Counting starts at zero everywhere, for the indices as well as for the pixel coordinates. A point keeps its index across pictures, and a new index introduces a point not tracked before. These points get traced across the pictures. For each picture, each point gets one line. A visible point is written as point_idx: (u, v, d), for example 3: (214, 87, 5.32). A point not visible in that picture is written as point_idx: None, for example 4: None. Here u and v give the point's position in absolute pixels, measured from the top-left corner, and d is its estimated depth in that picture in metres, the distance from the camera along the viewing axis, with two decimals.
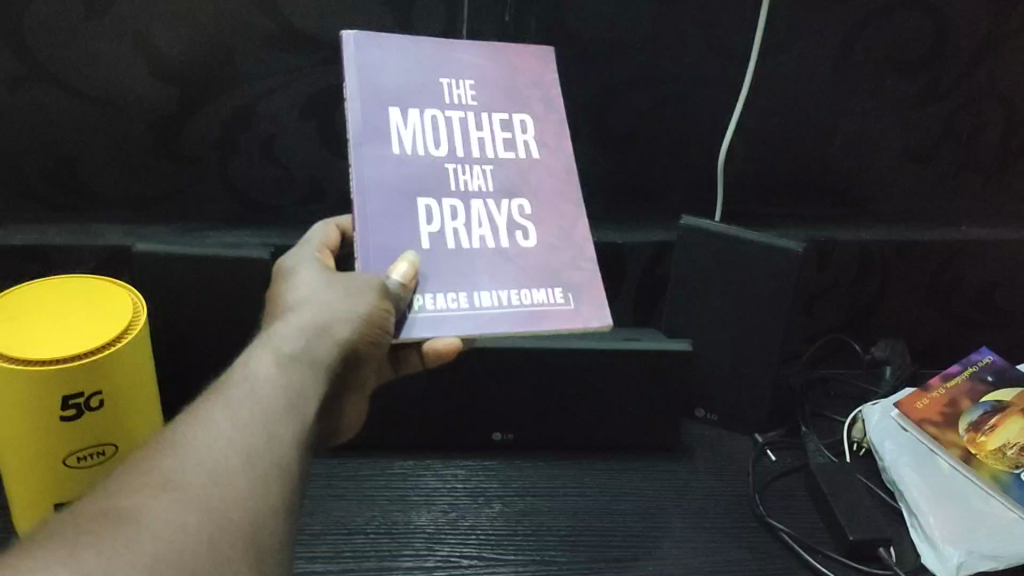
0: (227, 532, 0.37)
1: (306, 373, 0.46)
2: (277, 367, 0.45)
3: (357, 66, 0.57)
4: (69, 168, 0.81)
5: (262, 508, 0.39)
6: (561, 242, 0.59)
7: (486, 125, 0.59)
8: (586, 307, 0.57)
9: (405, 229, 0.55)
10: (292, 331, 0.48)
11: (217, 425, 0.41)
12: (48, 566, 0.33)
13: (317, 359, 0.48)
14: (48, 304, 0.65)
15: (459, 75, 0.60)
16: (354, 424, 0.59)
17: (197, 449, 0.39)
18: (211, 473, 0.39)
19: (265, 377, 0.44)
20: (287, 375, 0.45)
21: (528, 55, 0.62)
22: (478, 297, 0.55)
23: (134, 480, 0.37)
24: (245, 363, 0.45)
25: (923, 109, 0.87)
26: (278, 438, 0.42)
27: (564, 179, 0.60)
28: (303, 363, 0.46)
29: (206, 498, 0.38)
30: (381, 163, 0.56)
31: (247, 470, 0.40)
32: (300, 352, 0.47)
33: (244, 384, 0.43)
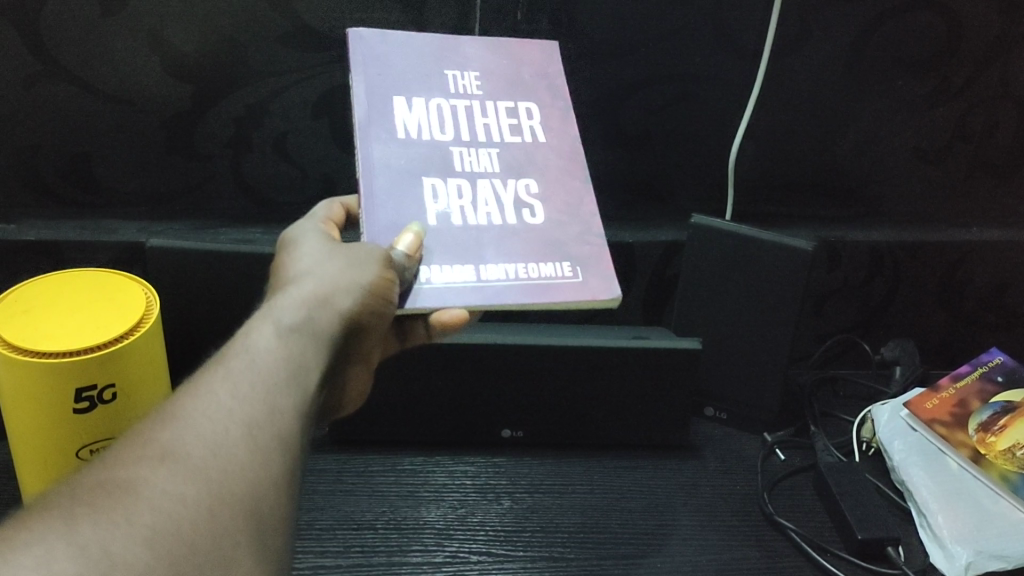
0: (227, 501, 0.37)
1: (307, 344, 0.47)
2: (278, 338, 0.46)
3: (361, 60, 0.58)
4: (85, 164, 0.81)
5: (263, 479, 0.39)
6: (568, 218, 0.59)
7: (492, 112, 0.59)
8: (594, 279, 0.57)
9: (411, 208, 0.56)
10: (293, 302, 0.48)
11: (217, 397, 0.41)
12: (46, 537, 0.33)
13: (318, 330, 0.48)
14: (62, 296, 0.66)
15: (465, 67, 0.60)
16: (353, 399, 0.61)
17: (197, 421, 0.40)
18: (211, 445, 0.39)
19: (266, 348, 0.45)
20: (288, 346, 0.46)
21: (532, 47, 0.63)
22: (485, 271, 0.55)
23: (133, 453, 0.38)
24: (246, 334, 0.46)
25: (933, 109, 0.87)
26: (279, 410, 0.42)
27: (570, 159, 0.61)
28: (303, 335, 0.47)
29: (207, 469, 0.38)
30: (386, 148, 0.57)
31: (248, 441, 0.40)
32: (301, 324, 0.47)
33: (245, 356, 0.44)
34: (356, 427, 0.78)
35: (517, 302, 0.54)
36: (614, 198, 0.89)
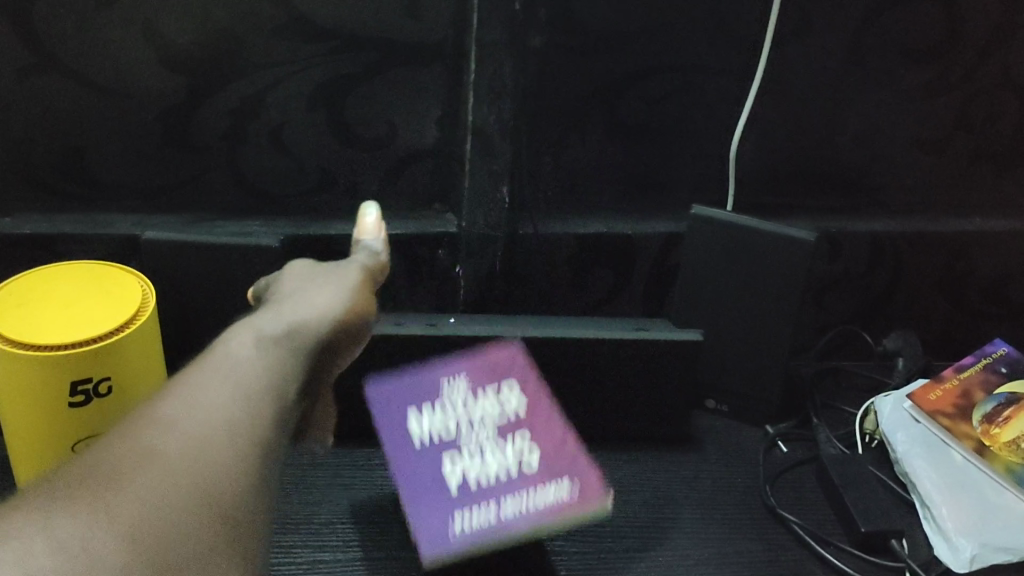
0: (212, 496, 0.37)
1: (284, 359, 0.47)
2: (257, 348, 0.46)
3: (376, 403, 0.70)
4: (80, 157, 0.81)
5: (245, 477, 0.39)
6: (559, 462, 0.67)
7: (482, 403, 0.70)
8: (588, 490, 0.66)
9: (438, 501, 0.65)
10: (270, 321, 0.49)
11: (199, 398, 0.41)
12: (25, 531, 0.33)
13: (297, 344, 0.49)
14: (57, 289, 0.65)
15: (451, 374, 0.71)
16: (316, 430, 0.63)
17: (178, 421, 0.40)
18: (194, 443, 0.39)
19: (247, 355, 0.45)
20: (267, 356, 0.46)
21: (500, 345, 0.73)
22: (513, 528, 0.63)
23: (113, 450, 0.38)
24: (226, 342, 0.46)
25: (935, 99, 0.86)
26: (260, 412, 0.42)
27: (552, 417, 0.70)
28: (282, 348, 0.48)
29: (189, 467, 0.38)
30: (433, 509, 0.64)
31: (235, 439, 0.40)
32: (279, 337, 0.48)
33: (226, 362, 0.44)
34: (355, 421, 0.78)
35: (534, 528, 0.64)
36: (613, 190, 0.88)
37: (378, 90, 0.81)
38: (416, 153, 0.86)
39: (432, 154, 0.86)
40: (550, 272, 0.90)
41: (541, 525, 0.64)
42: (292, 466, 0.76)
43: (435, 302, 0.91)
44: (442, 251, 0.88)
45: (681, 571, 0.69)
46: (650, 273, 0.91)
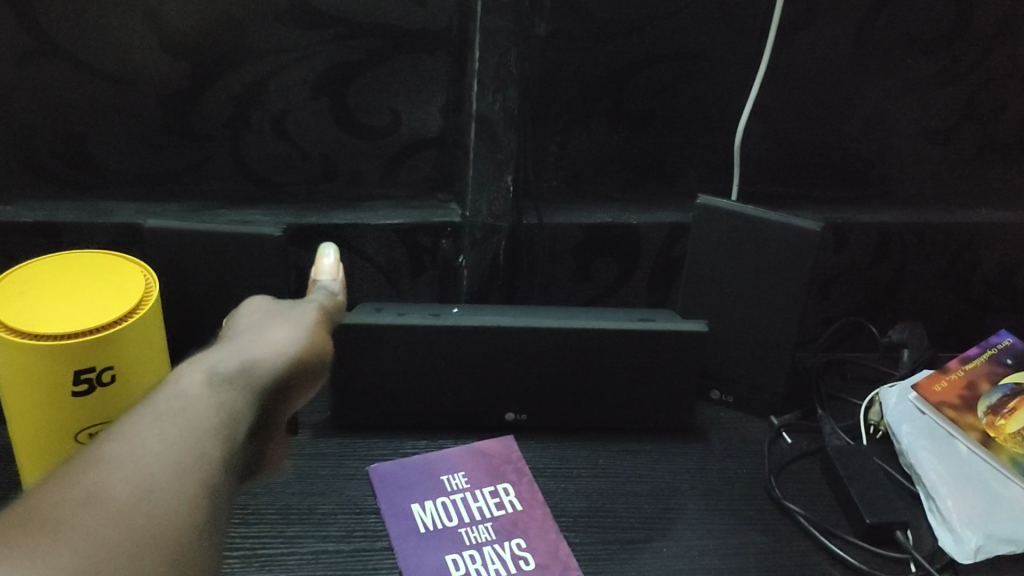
0: (151, 541, 0.34)
1: (239, 396, 0.45)
2: (209, 387, 0.44)
3: (377, 474, 0.74)
4: (81, 144, 0.80)
5: (195, 521, 0.36)
6: (538, 530, 0.69)
7: (478, 497, 0.71)
8: (556, 549, 0.68)
9: (413, 536, 0.68)
10: (227, 358, 0.47)
11: (143, 442, 0.38)
12: None
13: (252, 382, 0.47)
14: (58, 278, 0.64)
15: (451, 450, 0.76)
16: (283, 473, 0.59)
17: (119, 464, 0.37)
18: (138, 489, 0.36)
19: (198, 393, 0.43)
20: (219, 395, 0.44)
21: (496, 443, 0.77)
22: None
23: (48, 495, 0.34)
24: (176, 380, 0.44)
25: (943, 88, 0.85)
26: (210, 456, 0.39)
27: (541, 505, 0.72)
28: (236, 386, 0.45)
29: (133, 512, 0.34)
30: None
31: (177, 481, 0.37)
32: (234, 375, 0.46)
33: (175, 401, 0.42)
34: (359, 411, 0.77)
35: (496, 567, 0.66)
36: (618, 179, 0.88)
37: (383, 77, 0.81)
38: (420, 141, 0.85)
39: (436, 143, 0.86)
40: (554, 262, 0.89)
41: (504, 564, 0.66)
42: (295, 456, 0.76)
43: (438, 291, 0.91)
44: (445, 240, 0.87)
45: (687, 562, 0.69)
46: (654, 264, 0.90)
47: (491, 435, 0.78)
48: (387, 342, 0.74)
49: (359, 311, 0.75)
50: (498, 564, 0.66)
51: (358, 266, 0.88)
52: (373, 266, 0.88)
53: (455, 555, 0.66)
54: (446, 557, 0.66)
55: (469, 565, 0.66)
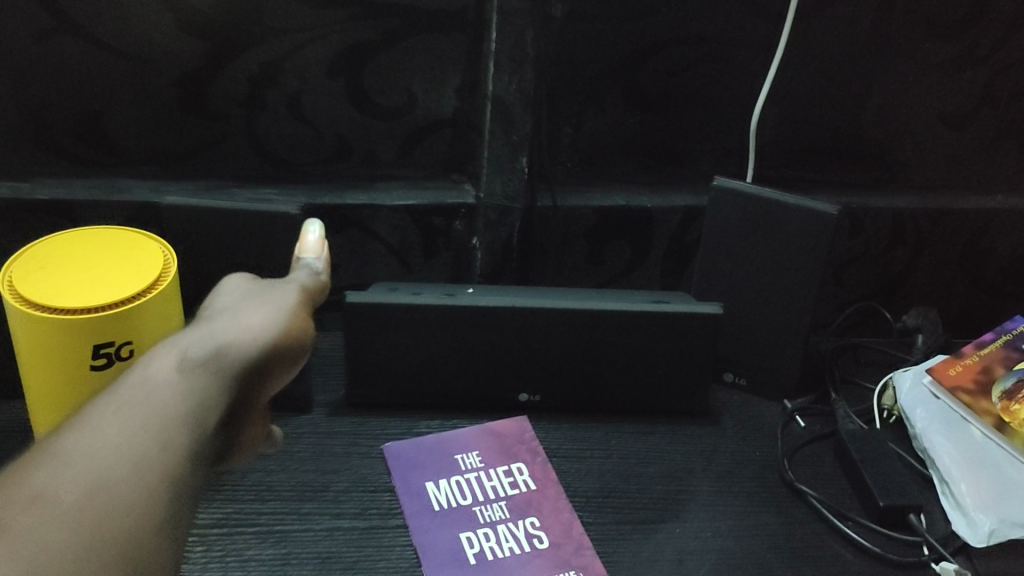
0: (95, 538, 0.39)
1: (207, 381, 0.49)
2: (177, 374, 0.48)
3: (390, 452, 0.74)
4: (97, 122, 0.80)
5: (142, 518, 0.40)
6: (551, 509, 0.70)
7: (492, 476, 0.72)
8: (569, 528, 0.68)
9: (427, 514, 0.68)
10: (200, 341, 0.51)
11: (105, 435, 0.43)
12: None
13: (223, 368, 0.50)
14: (78, 253, 0.65)
15: (464, 430, 0.76)
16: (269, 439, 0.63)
17: (79, 459, 0.42)
18: (88, 485, 0.40)
19: (165, 381, 0.48)
20: (187, 382, 0.48)
21: (509, 423, 0.77)
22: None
23: (8, 495, 0.40)
24: (148, 367, 0.49)
25: (960, 73, 0.85)
26: (169, 448, 0.44)
27: (554, 484, 0.72)
28: (207, 371, 0.49)
29: (78, 511, 0.39)
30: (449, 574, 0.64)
31: (130, 478, 0.42)
32: (206, 359, 0.50)
33: (141, 391, 0.47)
34: (372, 390, 0.78)
35: (510, 545, 0.66)
36: (633, 161, 0.88)
37: (399, 58, 0.81)
38: (435, 122, 0.85)
39: (451, 123, 0.86)
40: (568, 245, 0.89)
41: (518, 542, 0.66)
42: (309, 434, 0.76)
43: (452, 273, 0.91)
44: (459, 222, 0.87)
45: (700, 543, 0.69)
46: (668, 247, 0.90)
47: (504, 415, 0.79)
48: (402, 321, 0.74)
49: (373, 290, 0.75)
50: (512, 542, 0.66)
51: (372, 246, 0.88)
52: (386, 247, 0.88)
53: (469, 533, 0.67)
54: (460, 535, 0.67)
55: (483, 543, 0.66)
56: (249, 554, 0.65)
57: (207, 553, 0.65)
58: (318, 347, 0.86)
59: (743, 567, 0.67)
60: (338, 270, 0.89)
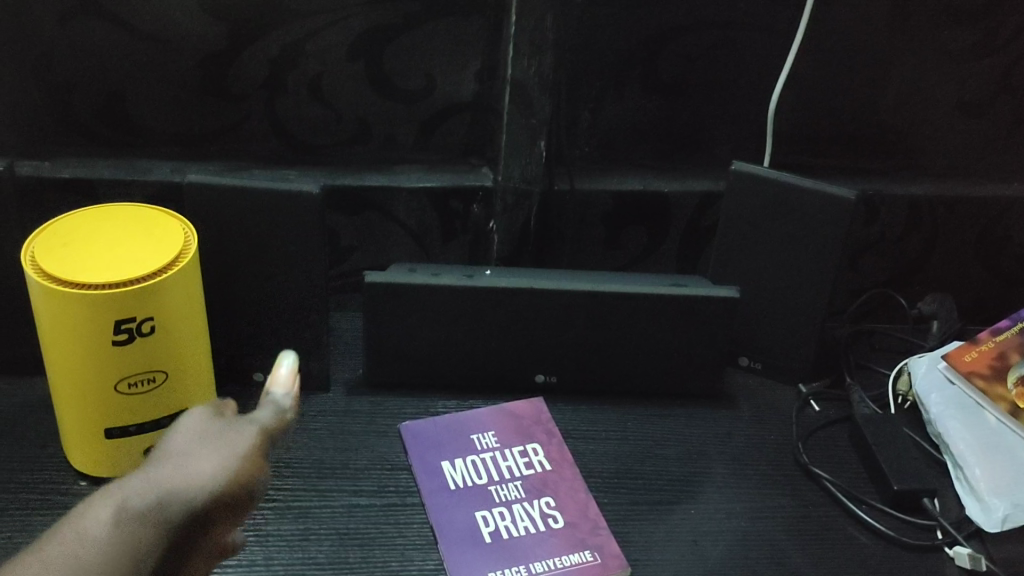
0: None
1: (145, 540, 0.39)
2: (110, 528, 0.39)
3: (407, 432, 0.74)
4: (120, 102, 0.81)
5: None
6: (567, 489, 0.70)
7: (508, 456, 0.72)
8: (585, 508, 0.69)
9: (444, 493, 0.69)
10: (144, 484, 0.41)
11: None
12: None
13: (167, 524, 0.40)
14: (100, 231, 0.65)
15: (480, 410, 0.77)
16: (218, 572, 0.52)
17: None
18: None
19: (95, 540, 0.38)
20: (121, 541, 0.38)
21: (526, 404, 0.78)
22: (533, 566, 0.64)
23: None
24: (75, 518, 0.38)
25: (980, 61, 0.85)
26: None
27: (570, 465, 0.73)
28: (147, 527, 0.40)
29: None
30: (464, 552, 0.64)
31: None
32: (149, 511, 0.40)
33: (63, 550, 0.37)
34: (390, 369, 0.78)
35: (526, 525, 0.67)
36: (650, 147, 0.88)
37: (419, 41, 0.81)
38: (454, 105, 0.86)
39: (470, 107, 0.86)
40: (585, 229, 0.90)
41: (534, 522, 0.67)
42: (328, 413, 0.77)
43: (469, 256, 0.91)
44: (477, 205, 0.88)
45: (715, 523, 0.69)
46: (685, 232, 0.91)
47: (522, 396, 0.79)
48: (421, 301, 0.75)
49: (392, 271, 0.76)
50: (527, 522, 0.67)
51: (390, 228, 0.88)
52: (405, 229, 0.88)
53: (485, 512, 0.67)
54: (476, 513, 0.67)
55: (499, 522, 0.67)
56: (268, 529, 0.66)
57: None
58: (336, 327, 0.87)
59: (757, 548, 0.67)
60: (357, 252, 0.89)
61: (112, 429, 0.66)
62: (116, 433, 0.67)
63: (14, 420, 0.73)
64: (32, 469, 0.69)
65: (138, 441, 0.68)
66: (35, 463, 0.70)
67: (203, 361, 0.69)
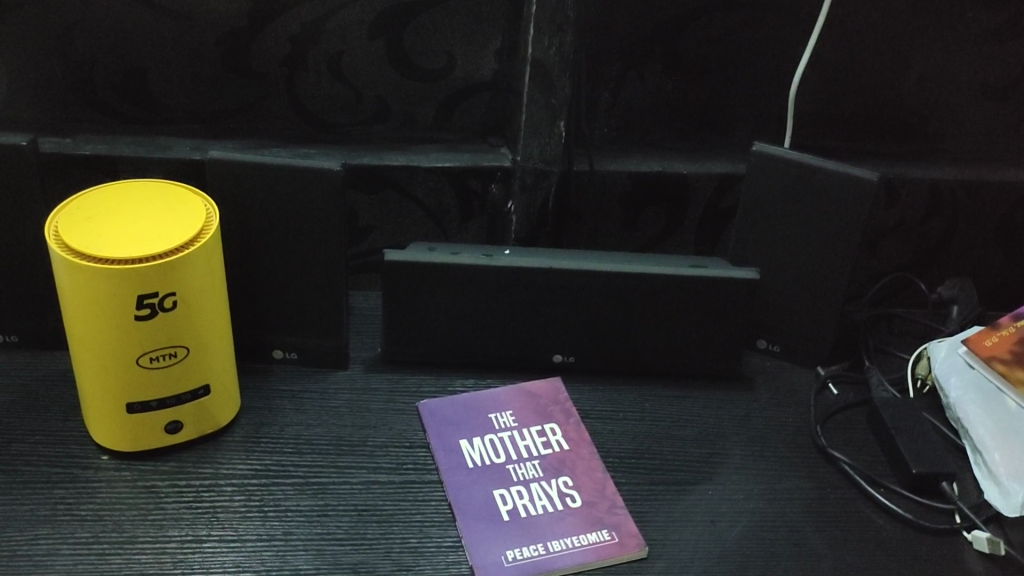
0: None
1: None
2: None
3: (426, 410, 0.75)
4: (140, 79, 0.81)
5: None
6: (585, 470, 0.70)
7: (526, 435, 0.73)
8: (602, 488, 0.69)
9: (462, 471, 0.69)
10: None
11: None
12: None
13: None
14: (122, 207, 0.66)
15: (498, 390, 0.77)
16: None
17: None
18: None
19: None
20: None
21: (543, 383, 0.78)
22: (550, 544, 0.64)
23: None
24: None
25: (1004, 44, 0.84)
26: None
27: (587, 445, 0.73)
28: None
29: None
30: (482, 529, 0.64)
31: None
32: None
33: None
34: (408, 348, 0.78)
35: (544, 504, 0.67)
36: (670, 128, 0.88)
37: (439, 19, 0.81)
38: (474, 85, 0.86)
39: (490, 86, 0.86)
40: (604, 211, 0.90)
41: (551, 501, 0.67)
42: (346, 390, 0.77)
43: (487, 236, 0.91)
44: (496, 185, 0.88)
45: (732, 504, 0.69)
46: (704, 214, 0.90)
47: (540, 376, 0.79)
48: (440, 280, 0.75)
49: (412, 250, 0.76)
50: (545, 501, 0.67)
51: (408, 208, 0.88)
52: (423, 210, 0.88)
53: (503, 491, 0.67)
54: (494, 491, 0.67)
55: (516, 500, 0.67)
56: (288, 504, 0.66)
57: (247, 502, 0.66)
58: (354, 305, 0.87)
59: (774, 530, 0.67)
60: (376, 231, 0.89)
61: (133, 404, 0.67)
62: (138, 408, 0.67)
63: (35, 394, 0.74)
64: (53, 442, 0.70)
65: (159, 416, 0.68)
66: (57, 436, 0.71)
67: (224, 337, 0.69)
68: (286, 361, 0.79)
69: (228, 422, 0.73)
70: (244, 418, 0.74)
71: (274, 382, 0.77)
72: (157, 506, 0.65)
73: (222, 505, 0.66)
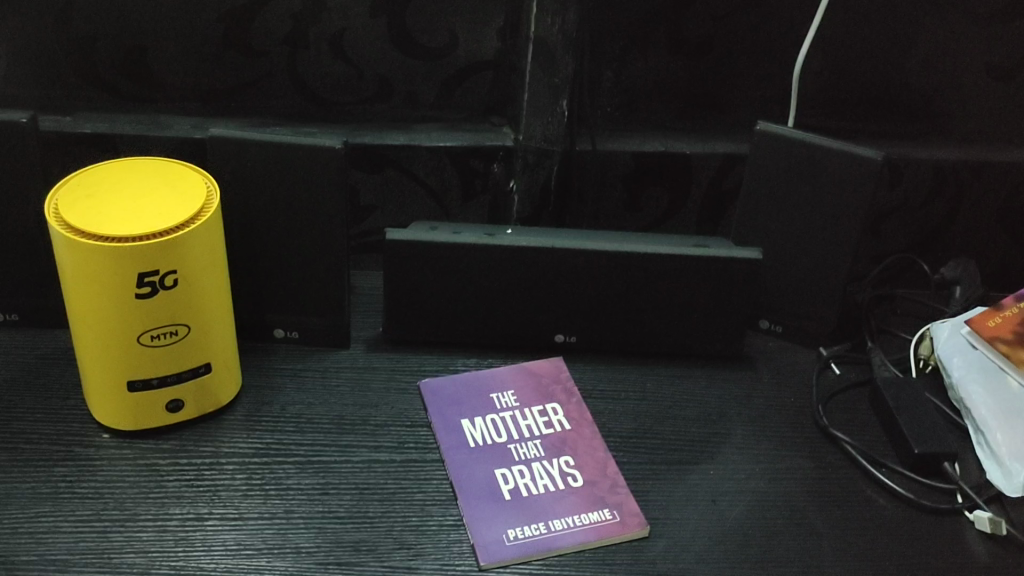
0: None
1: None
2: None
3: (428, 389, 0.75)
4: (140, 57, 0.81)
5: None
6: (586, 449, 0.70)
7: (527, 415, 0.72)
8: (603, 467, 0.69)
9: (464, 450, 0.69)
10: None
11: None
12: None
13: None
14: (123, 185, 0.65)
15: (500, 369, 0.77)
16: None
17: None
18: None
19: None
20: None
21: (544, 363, 0.78)
22: (552, 523, 0.64)
23: None
24: None
25: (1011, 23, 0.83)
26: None
27: (588, 425, 0.73)
28: None
29: None
30: (483, 508, 0.64)
31: None
32: None
33: None
34: (410, 327, 0.78)
35: (545, 483, 0.67)
36: (672, 108, 0.87)
37: None
38: (476, 64, 0.85)
39: (492, 65, 0.85)
40: (606, 190, 0.89)
41: (553, 480, 0.67)
42: (348, 369, 0.77)
43: (488, 216, 0.91)
44: (497, 165, 0.87)
45: (733, 484, 0.69)
46: (707, 194, 0.90)
47: (541, 356, 0.79)
48: (442, 259, 0.75)
49: (414, 229, 0.76)
50: (546, 480, 0.67)
51: (410, 187, 0.88)
52: (425, 189, 0.88)
53: (504, 470, 0.67)
54: (495, 471, 0.67)
55: (517, 480, 0.67)
56: (289, 482, 0.66)
57: (248, 481, 0.66)
58: (356, 285, 0.87)
59: (774, 509, 0.67)
60: (377, 210, 0.89)
61: (134, 382, 0.67)
62: (139, 386, 0.67)
63: (36, 372, 0.74)
64: (55, 420, 0.70)
65: (160, 394, 0.68)
66: (58, 414, 0.71)
67: (225, 315, 0.69)
68: (287, 340, 0.79)
69: (229, 400, 0.72)
70: (246, 397, 0.74)
71: (276, 361, 0.77)
72: (158, 484, 0.65)
73: (223, 483, 0.66)
